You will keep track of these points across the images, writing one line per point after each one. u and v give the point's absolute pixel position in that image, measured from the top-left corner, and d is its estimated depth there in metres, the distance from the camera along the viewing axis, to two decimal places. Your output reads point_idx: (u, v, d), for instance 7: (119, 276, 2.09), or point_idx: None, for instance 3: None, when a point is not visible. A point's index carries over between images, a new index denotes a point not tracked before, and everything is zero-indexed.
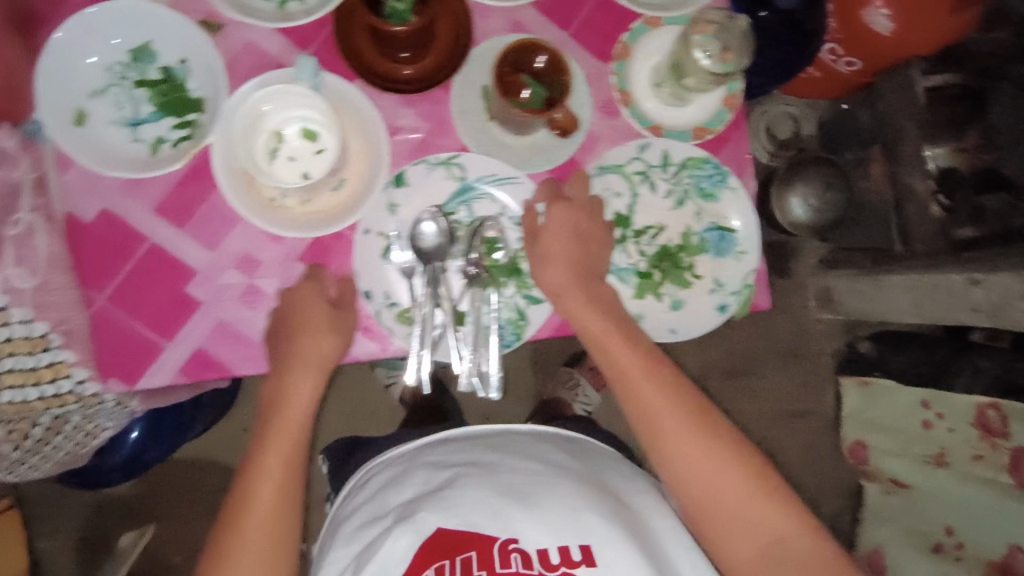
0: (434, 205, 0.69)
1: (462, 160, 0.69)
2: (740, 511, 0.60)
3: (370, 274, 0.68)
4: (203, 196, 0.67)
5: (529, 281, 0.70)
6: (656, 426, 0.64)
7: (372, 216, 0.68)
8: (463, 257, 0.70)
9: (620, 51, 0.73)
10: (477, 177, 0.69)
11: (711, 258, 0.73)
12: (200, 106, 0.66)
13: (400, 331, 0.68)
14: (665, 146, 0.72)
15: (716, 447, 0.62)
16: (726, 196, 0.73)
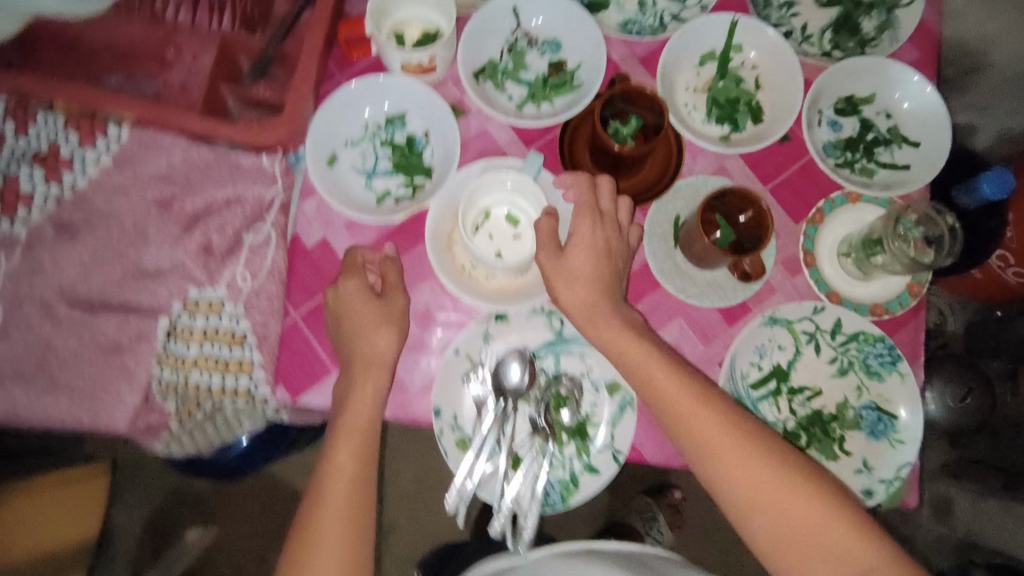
0: (526, 345, 0.72)
1: (565, 314, 0.73)
2: (825, 549, 0.56)
3: (446, 394, 0.70)
4: (407, 249, 0.74)
5: (589, 447, 0.70)
6: (718, 468, 0.60)
7: (468, 340, 0.71)
8: (535, 405, 0.72)
9: (814, 215, 0.77)
10: (573, 334, 0.73)
11: (863, 438, 0.71)
12: (428, 173, 0.76)
13: (455, 458, 0.69)
14: (839, 314, 0.73)
15: (771, 466, 0.58)
16: (893, 379, 0.72)
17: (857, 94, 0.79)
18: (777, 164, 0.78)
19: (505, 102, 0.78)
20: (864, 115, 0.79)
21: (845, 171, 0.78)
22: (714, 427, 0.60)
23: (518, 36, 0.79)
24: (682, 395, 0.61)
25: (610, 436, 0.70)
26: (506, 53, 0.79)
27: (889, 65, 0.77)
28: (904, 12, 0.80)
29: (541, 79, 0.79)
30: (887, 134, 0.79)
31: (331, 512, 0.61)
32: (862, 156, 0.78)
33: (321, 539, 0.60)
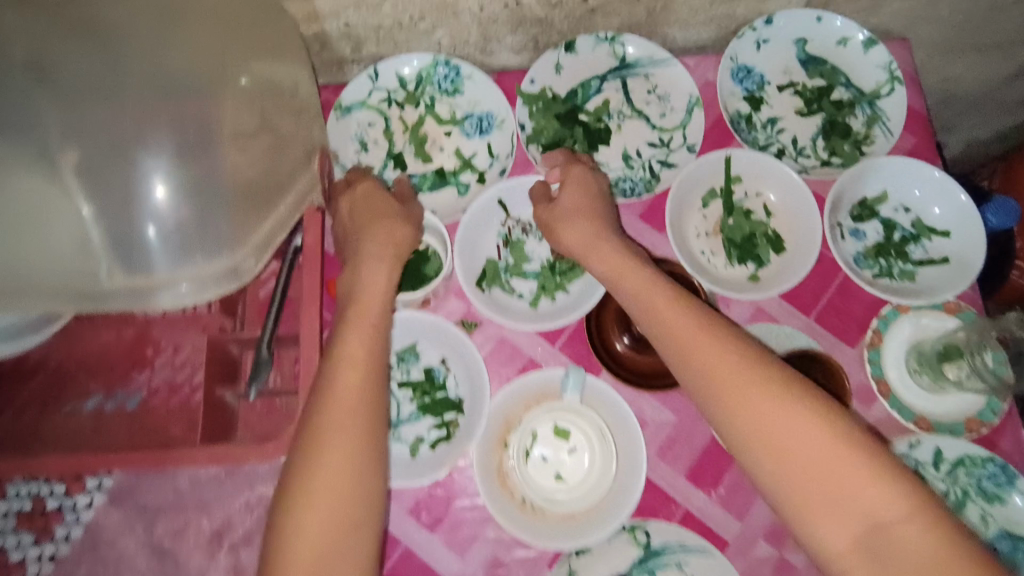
0: (616, 573, 0.63)
1: (648, 526, 0.64)
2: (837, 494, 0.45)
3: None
4: (455, 496, 0.66)
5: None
6: (721, 397, 0.50)
7: None
8: None
9: (872, 339, 0.71)
10: (663, 543, 0.64)
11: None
12: (459, 405, 0.68)
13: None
14: (936, 442, 0.66)
15: (792, 413, 0.48)
16: (1014, 498, 0.65)
17: (868, 196, 0.75)
18: (814, 290, 0.73)
19: (517, 303, 0.72)
20: (883, 216, 0.75)
21: (885, 280, 0.73)
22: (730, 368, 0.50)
23: (510, 226, 0.74)
24: (692, 328, 0.53)
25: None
26: (503, 249, 0.74)
27: (894, 162, 0.73)
28: (888, 102, 0.77)
29: (547, 266, 0.73)
30: (913, 230, 0.74)
31: (346, 420, 0.48)
32: (896, 259, 0.73)
33: (337, 442, 0.48)
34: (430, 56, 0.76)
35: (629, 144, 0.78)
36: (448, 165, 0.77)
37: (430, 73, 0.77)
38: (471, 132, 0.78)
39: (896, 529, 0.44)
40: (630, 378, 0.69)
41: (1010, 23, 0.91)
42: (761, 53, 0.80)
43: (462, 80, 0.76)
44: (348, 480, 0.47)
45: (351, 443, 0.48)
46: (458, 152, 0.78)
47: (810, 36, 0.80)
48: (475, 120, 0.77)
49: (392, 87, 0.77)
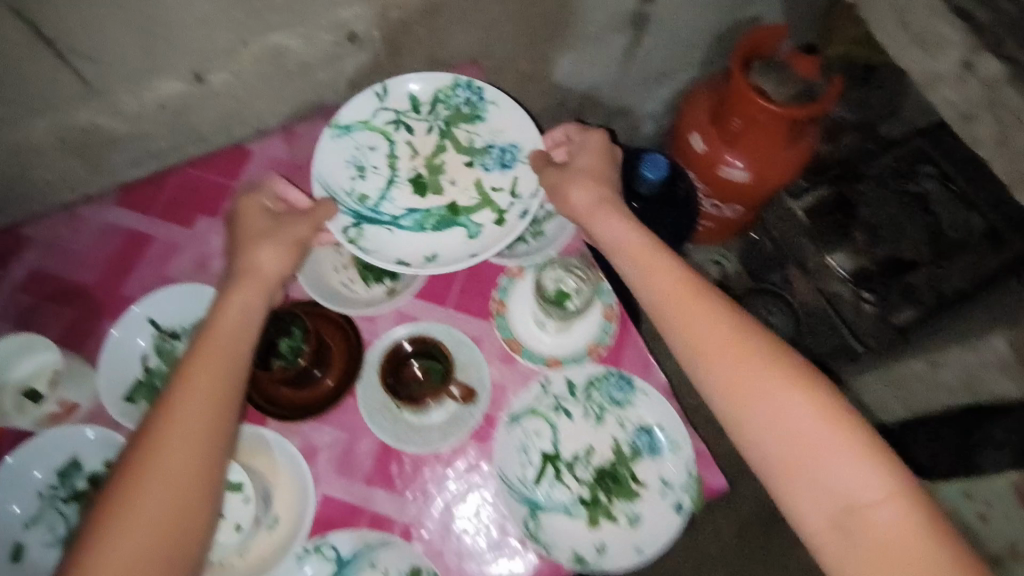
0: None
1: (331, 540, 0.69)
2: (811, 456, 0.61)
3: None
4: None
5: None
6: (730, 386, 0.65)
7: None
8: None
9: (496, 307, 0.81)
10: (350, 551, 0.69)
11: (653, 460, 0.74)
12: None
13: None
14: (566, 374, 0.77)
15: (787, 382, 0.63)
16: (639, 399, 0.76)
17: None
18: (445, 284, 0.82)
19: None
20: None
21: (522, 247, 0.86)
22: (737, 351, 0.65)
23: (161, 340, 0.77)
24: (708, 320, 0.67)
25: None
26: (154, 360, 0.76)
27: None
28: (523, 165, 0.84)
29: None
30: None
31: (186, 454, 0.60)
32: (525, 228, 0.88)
33: (183, 438, 0.60)
34: (449, 78, 0.86)
35: (481, 176, 0.84)
36: (462, 198, 0.84)
37: (448, 93, 0.86)
38: (491, 164, 0.84)
39: (870, 519, 0.59)
40: (293, 414, 0.75)
41: (573, 22, 1.10)
42: (393, 130, 0.85)
43: (485, 103, 0.85)
44: (182, 465, 0.59)
45: (196, 436, 0.61)
46: (476, 183, 0.84)
47: (445, 100, 0.86)
48: (497, 151, 0.85)
49: (404, 108, 0.86)
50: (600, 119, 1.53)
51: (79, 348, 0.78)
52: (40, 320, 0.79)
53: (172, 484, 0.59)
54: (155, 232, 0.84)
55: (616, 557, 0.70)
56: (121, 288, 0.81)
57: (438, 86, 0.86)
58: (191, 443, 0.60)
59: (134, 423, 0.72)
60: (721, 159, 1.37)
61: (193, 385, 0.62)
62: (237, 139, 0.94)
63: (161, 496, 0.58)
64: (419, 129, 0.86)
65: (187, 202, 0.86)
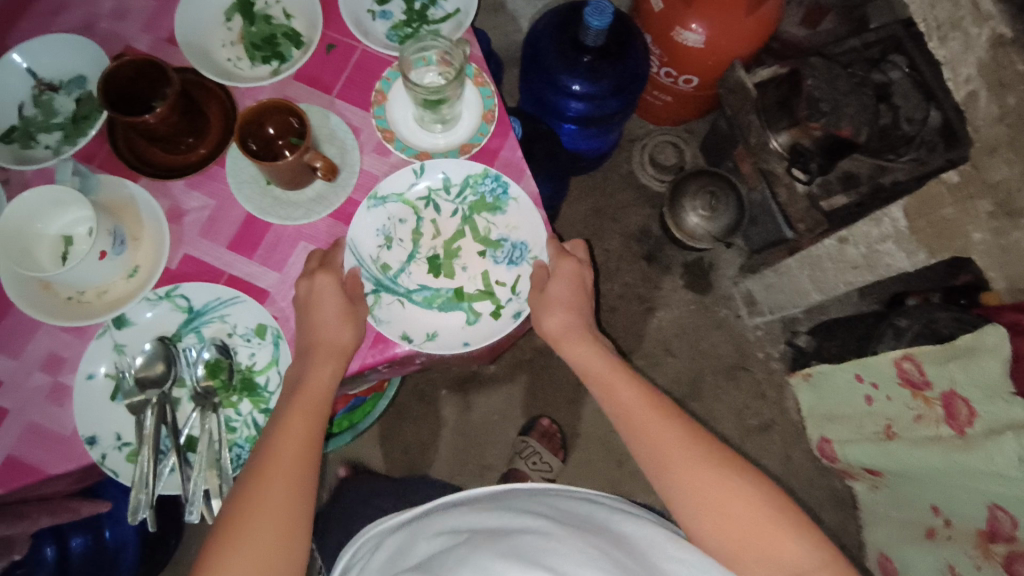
0: (161, 335, 0.72)
1: (183, 289, 0.72)
2: (725, 512, 0.62)
3: (93, 420, 0.68)
4: (4, 312, 0.71)
5: (264, 395, 0.71)
6: (710, 513, 0.63)
7: (95, 359, 0.69)
8: (191, 382, 0.71)
9: (376, 97, 0.80)
10: (203, 304, 0.72)
11: (509, 266, 0.76)
12: None
13: (128, 473, 0.67)
14: (443, 168, 0.76)
15: (743, 489, 0.63)
16: (511, 205, 0.76)
17: None
18: (331, 72, 0.81)
19: (41, 153, 0.76)
20: None
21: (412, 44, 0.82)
22: (702, 456, 0.66)
23: (39, 91, 0.78)
24: (632, 398, 0.73)
25: (278, 375, 0.71)
26: (31, 109, 0.77)
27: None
28: (524, 219, 0.76)
29: (71, 117, 0.77)
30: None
31: (276, 485, 0.62)
32: (420, 25, 0.84)
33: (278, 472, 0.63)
34: (482, 167, 0.76)
35: (482, 264, 0.75)
36: (468, 286, 0.75)
37: (477, 181, 0.76)
38: (500, 259, 0.76)
39: None
40: (158, 173, 0.76)
41: None
42: (411, 196, 0.76)
43: (509, 199, 0.76)
44: (283, 495, 0.62)
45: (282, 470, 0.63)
46: (482, 274, 0.75)
47: (472, 172, 0.76)
48: (508, 246, 0.76)
49: (436, 186, 0.77)
50: None
51: None
52: None
53: (270, 506, 0.61)
54: None
55: (450, 338, 0.73)
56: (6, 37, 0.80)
57: (469, 170, 0.76)
58: (275, 482, 0.62)
59: (6, 160, 0.74)
60: (679, 20, 1.29)
61: (286, 428, 0.66)
62: None
63: (260, 515, 0.60)
64: (446, 209, 0.76)
65: None
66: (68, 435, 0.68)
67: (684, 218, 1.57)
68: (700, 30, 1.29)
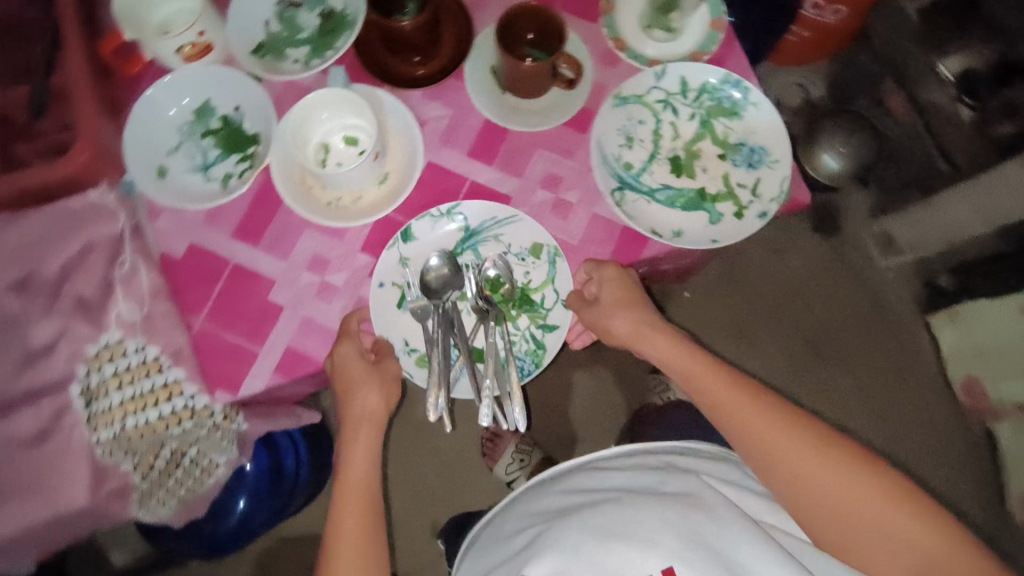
0: (443, 249, 0.74)
1: (461, 207, 0.74)
2: (811, 490, 0.60)
3: (388, 326, 0.72)
4: (270, 215, 0.75)
5: (542, 311, 0.75)
6: (794, 491, 0.61)
7: (386, 270, 0.73)
8: (471, 297, 0.75)
9: (604, 7, 0.80)
10: (478, 220, 0.75)
11: (750, 170, 0.76)
12: (257, 140, 0.76)
13: (421, 376, 0.73)
14: (682, 72, 0.77)
15: (824, 459, 0.62)
16: (750, 111, 0.76)
17: None
18: None
19: (291, 66, 0.78)
20: None
21: None
22: (782, 433, 0.64)
23: (283, 6, 0.80)
24: (735, 400, 0.66)
25: (556, 293, 0.75)
26: (276, 25, 0.80)
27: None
28: (764, 125, 0.76)
29: (317, 33, 0.79)
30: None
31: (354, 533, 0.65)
32: None
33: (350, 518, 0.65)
34: (723, 71, 0.76)
35: (723, 167, 0.76)
36: (710, 187, 0.76)
37: (716, 86, 0.77)
38: (740, 163, 0.76)
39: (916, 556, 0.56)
40: (400, 84, 0.78)
41: None
42: (652, 99, 0.78)
43: (749, 104, 0.76)
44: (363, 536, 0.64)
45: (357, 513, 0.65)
46: (723, 177, 0.76)
47: (710, 78, 0.77)
48: (747, 150, 0.76)
49: (674, 90, 0.77)
50: None
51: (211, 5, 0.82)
52: None
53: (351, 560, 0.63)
54: None
55: (698, 236, 0.74)
56: None
57: (708, 73, 0.77)
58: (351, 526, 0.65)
59: (262, 72, 0.77)
60: None
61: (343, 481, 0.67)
62: None
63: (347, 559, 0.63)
64: (685, 112, 0.78)
65: None
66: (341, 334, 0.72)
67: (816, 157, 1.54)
68: None
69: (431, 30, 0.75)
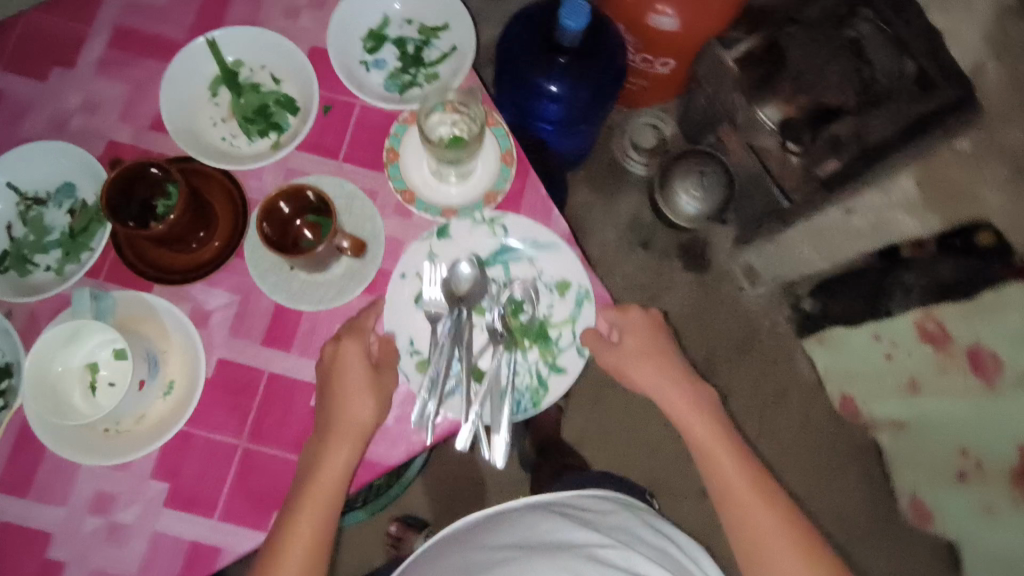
0: (474, 256, 0.70)
1: (505, 219, 0.71)
2: (741, 517, 0.66)
3: (399, 319, 0.69)
4: (38, 459, 0.66)
5: (553, 348, 0.69)
6: (739, 521, 0.66)
7: (412, 261, 0.69)
8: (490, 312, 0.70)
9: (388, 156, 0.74)
10: (518, 238, 0.71)
11: (571, 305, 0.70)
12: (8, 372, 0.67)
13: (419, 379, 0.68)
14: (463, 220, 0.71)
15: (773, 508, 0.65)
16: (551, 253, 0.71)
17: (371, 26, 0.81)
18: (335, 136, 0.76)
19: (42, 276, 0.70)
20: (393, 37, 0.80)
21: (415, 90, 0.79)
22: (744, 482, 0.67)
23: (25, 206, 0.71)
24: (703, 426, 0.70)
25: (573, 333, 0.70)
26: (20, 229, 0.71)
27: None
28: (569, 265, 0.71)
29: (67, 233, 0.71)
30: (420, 37, 0.80)
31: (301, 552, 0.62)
32: (418, 69, 0.79)
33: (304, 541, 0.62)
34: (512, 214, 0.71)
35: (536, 316, 0.70)
36: (524, 344, 0.69)
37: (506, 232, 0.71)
38: (552, 306, 0.70)
39: None
40: (172, 278, 0.70)
41: None
42: (444, 258, 0.70)
43: (547, 246, 0.71)
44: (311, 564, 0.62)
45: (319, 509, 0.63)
46: (536, 326, 0.70)
47: (506, 219, 0.71)
48: (557, 293, 0.71)
49: (466, 243, 0.71)
50: None
51: None
52: None
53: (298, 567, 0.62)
54: (6, 87, 0.76)
55: (516, 392, 0.68)
56: None
57: (502, 217, 0.71)
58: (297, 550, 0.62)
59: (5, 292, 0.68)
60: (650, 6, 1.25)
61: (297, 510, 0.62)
62: None
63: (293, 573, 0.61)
64: (485, 264, 0.71)
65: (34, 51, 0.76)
66: (286, 467, 0.68)
67: (675, 202, 1.56)
68: (676, 15, 1.25)
69: (188, 211, 0.67)
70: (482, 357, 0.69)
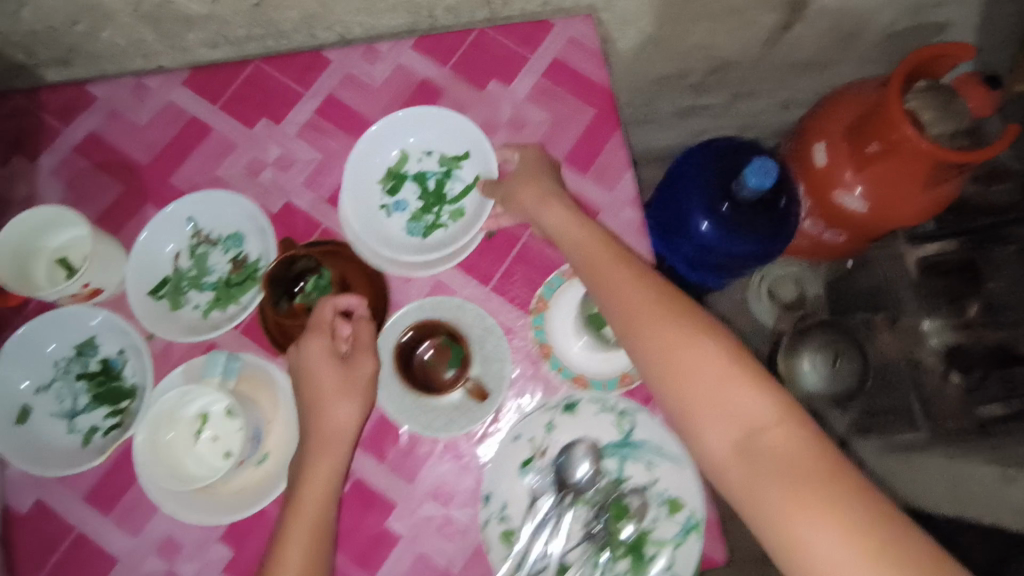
0: (591, 443, 0.67)
1: (636, 415, 0.67)
2: (757, 446, 0.51)
3: (501, 481, 0.66)
4: (127, 485, 0.69)
5: (646, 569, 0.63)
6: (718, 455, 0.53)
7: (528, 425, 0.67)
8: (588, 508, 0.66)
9: (537, 304, 0.73)
10: (643, 437, 0.67)
11: (678, 527, 0.64)
12: (133, 394, 0.71)
13: (500, 552, 0.65)
14: (592, 401, 0.68)
15: (755, 399, 0.53)
16: (672, 466, 0.66)
17: (388, 161, 0.79)
18: (491, 262, 0.76)
19: (189, 312, 0.73)
20: (412, 173, 0.79)
21: (437, 232, 0.78)
22: (709, 372, 0.54)
23: (196, 241, 0.75)
24: (653, 306, 0.58)
25: (671, 560, 0.63)
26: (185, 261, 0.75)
27: (386, 122, 0.77)
28: (688, 485, 0.65)
29: (224, 280, 0.74)
30: (442, 169, 0.78)
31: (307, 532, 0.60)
32: (440, 207, 0.78)
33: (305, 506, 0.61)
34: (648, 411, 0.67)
35: (638, 526, 0.64)
36: (616, 553, 0.64)
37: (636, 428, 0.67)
38: (659, 522, 0.64)
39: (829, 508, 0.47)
40: None
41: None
42: (562, 432, 0.67)
43: (671, 457, 0.66)
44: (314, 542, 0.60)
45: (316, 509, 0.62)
46: (635, 538, 0.64)
47: (637, 414, 0.67)
48: (667, 510, 0.65)
49: (590, 426, 0.68)
50: (725, 95, 1.28)
51: (122, 224, 0.77)
52: (89, 188, 0.78)
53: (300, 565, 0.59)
54: (214, 125, 0.80)
55: None
56: (170, 176, 0.78)
57: (632, 411, 0.67)
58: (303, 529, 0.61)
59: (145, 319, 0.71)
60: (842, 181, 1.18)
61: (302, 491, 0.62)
62: (320, 42, 0.86)
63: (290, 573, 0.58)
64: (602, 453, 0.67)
65: (253, 100, 0.81)
66: None
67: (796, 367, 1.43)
68: (867, 198, 1.17)
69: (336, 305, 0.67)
70: (570, 552, 0.65)
